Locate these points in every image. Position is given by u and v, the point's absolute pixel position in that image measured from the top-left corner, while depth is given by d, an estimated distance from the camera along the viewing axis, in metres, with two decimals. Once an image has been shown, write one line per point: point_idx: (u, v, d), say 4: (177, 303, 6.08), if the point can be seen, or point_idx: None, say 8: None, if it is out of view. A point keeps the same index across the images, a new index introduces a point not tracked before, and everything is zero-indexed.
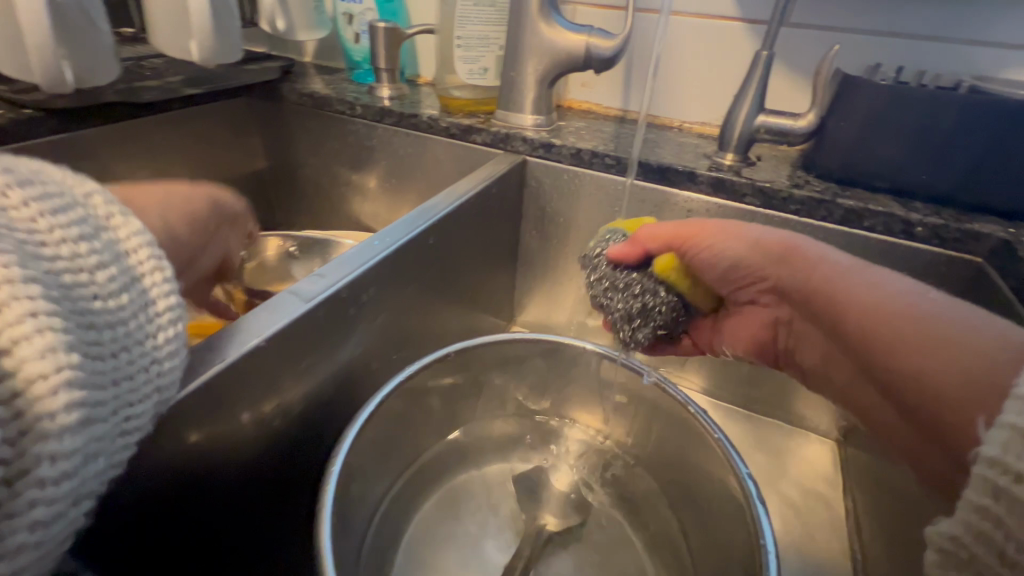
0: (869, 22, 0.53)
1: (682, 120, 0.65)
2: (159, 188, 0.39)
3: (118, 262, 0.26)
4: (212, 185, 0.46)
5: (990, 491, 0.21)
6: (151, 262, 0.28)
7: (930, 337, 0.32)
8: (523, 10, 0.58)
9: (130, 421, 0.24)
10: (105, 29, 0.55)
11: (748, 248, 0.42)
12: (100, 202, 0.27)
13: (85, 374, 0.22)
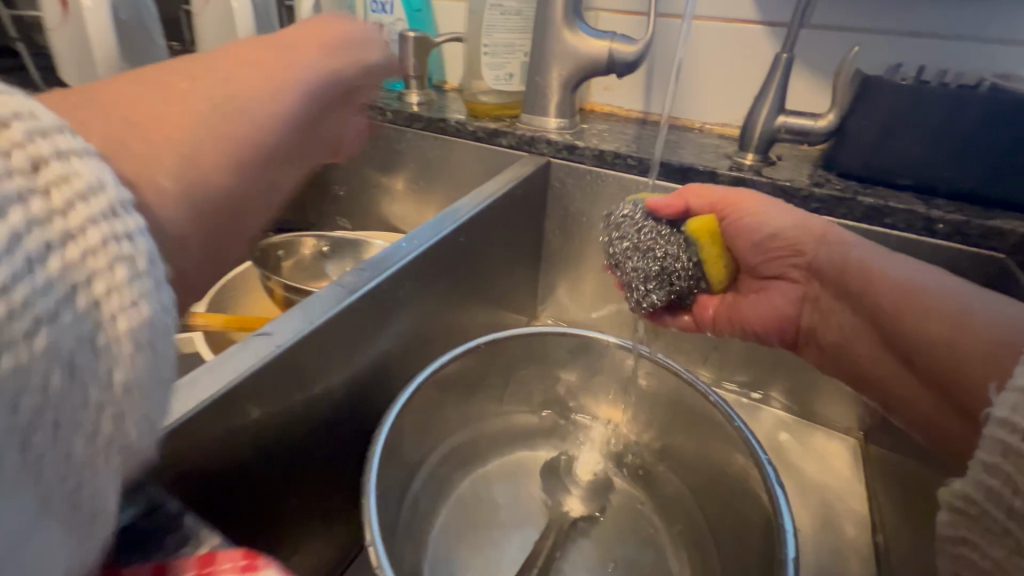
0: (891, 23, 0.54)
1: (703, 121, 0.66)
2: (222, 86, 0.27)
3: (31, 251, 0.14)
4: (312, 61, 0.33)
5: (998, 449, 0.24)
6: (107, 237, 0.16)
7: (958, 308, 0.35)
8: (549, 18, 0.61)
9: (85, 500, 0.16)
10: (160, 42, 0.59)
11: (793, 223, 0.45)
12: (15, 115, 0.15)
13: None
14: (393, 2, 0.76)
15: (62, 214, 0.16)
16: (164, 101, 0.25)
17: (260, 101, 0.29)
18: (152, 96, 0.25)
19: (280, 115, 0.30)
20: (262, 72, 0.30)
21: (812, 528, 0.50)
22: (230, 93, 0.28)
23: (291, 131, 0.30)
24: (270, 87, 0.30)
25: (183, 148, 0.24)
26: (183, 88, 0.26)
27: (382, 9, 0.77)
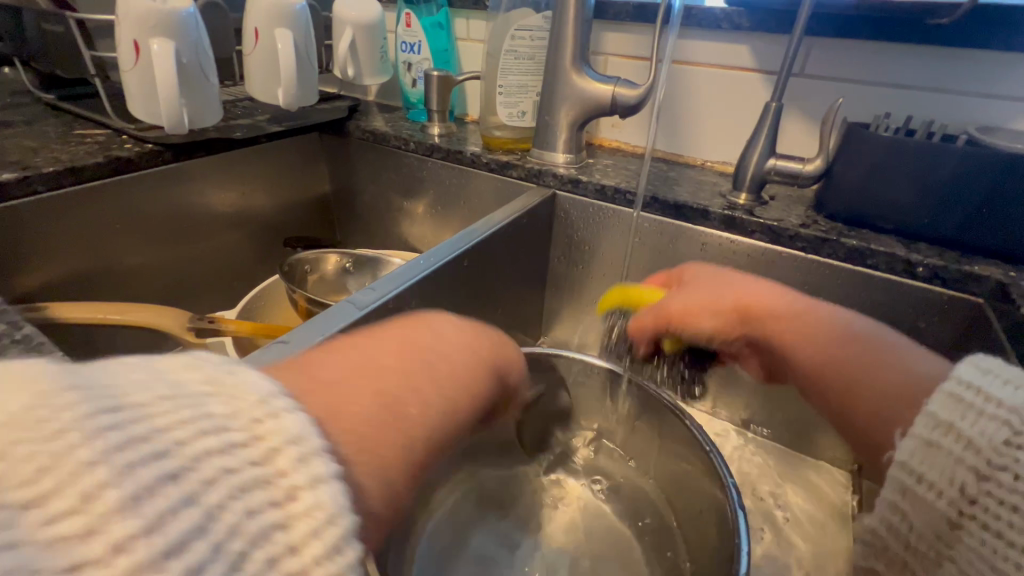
0: (882, 76, 0.57)
1: (704, 159, 0.71)
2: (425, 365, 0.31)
3: (204, 443, 0.19)
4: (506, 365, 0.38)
5: (899, 489, 0.31)
6: (256, 427, 0.20)
7: (871, 375, 0.40)
8: (558, 63, 0.66)
9: None
10: (214, 81, 0.68)
11: (718, 317, 0.48)
12: (189, 379, 0.21)
13: None
14: (420, 43, 0.83)
15: (263, 444, 0.20)
16: (392, 391, 0.28)
17: (462, 368, 0.33)
18: (383, 381, 0.29)
19: (477, 388, 0.34)
20: (473, 339, 0.36)
21: (791, 556, 0.52)
22: (446, 367, 0.32)
23: (443, 402, 0.30)
24: (452, 353, 0.33)
25: (395, 449, 0.26)
26: (410, 372, 0.30)
27: (411, 50, 0.84)
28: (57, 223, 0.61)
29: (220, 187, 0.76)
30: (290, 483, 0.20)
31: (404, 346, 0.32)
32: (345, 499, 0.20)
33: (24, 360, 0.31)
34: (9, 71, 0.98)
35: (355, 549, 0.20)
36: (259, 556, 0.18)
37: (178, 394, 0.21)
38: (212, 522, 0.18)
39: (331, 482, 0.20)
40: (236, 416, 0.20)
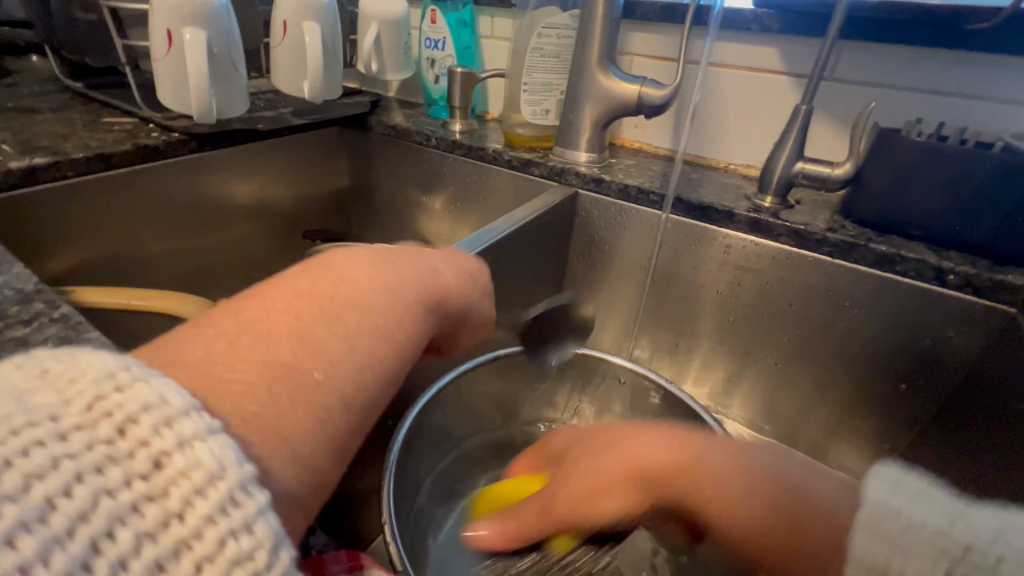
0: (914, 81, 0.57)
1: (727, 162, 0.70)
2: (337, 318, 0.29)
3: (70, 443, 0.18)
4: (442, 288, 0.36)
5: None
6: (125, 418, 0.19)
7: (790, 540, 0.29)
8: (584, 62, 0.66)
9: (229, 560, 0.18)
10: (243, 72, 0.68)
11: (610, 486, 0.33)
12: (64, 379, 0.19)
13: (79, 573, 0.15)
14: (445, 40, 0.84)
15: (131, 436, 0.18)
16: (293, 359, 0.26)
17: (380, 321, 0.31)
18: (273, 350, 0.26)
19: (402, 327, 0.32)
20: (391, 281, 0.33)
21: None
22: (355, 319, 0.30)
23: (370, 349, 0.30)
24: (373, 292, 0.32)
25: (309, 423, 0.25)
26: (314, 338, 0.28)
27: (435, 46, 0.85)
28: (80, 207, 0.61)
29: (244, 179, 0.77)
30: (155, 448, 0.18)
31: (309, 299, 0.30)
32: (229, 455, 0.19)
33: (60, 337, 0.31)
34: (39, 59, 1.00)
35: (260, 496, 0.19)
36: (127, 533, 0.17)
37: (53, 397, 0.19)
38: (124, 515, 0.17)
39: (206, 439, 0.19)
40: (68, 408, 0.18)
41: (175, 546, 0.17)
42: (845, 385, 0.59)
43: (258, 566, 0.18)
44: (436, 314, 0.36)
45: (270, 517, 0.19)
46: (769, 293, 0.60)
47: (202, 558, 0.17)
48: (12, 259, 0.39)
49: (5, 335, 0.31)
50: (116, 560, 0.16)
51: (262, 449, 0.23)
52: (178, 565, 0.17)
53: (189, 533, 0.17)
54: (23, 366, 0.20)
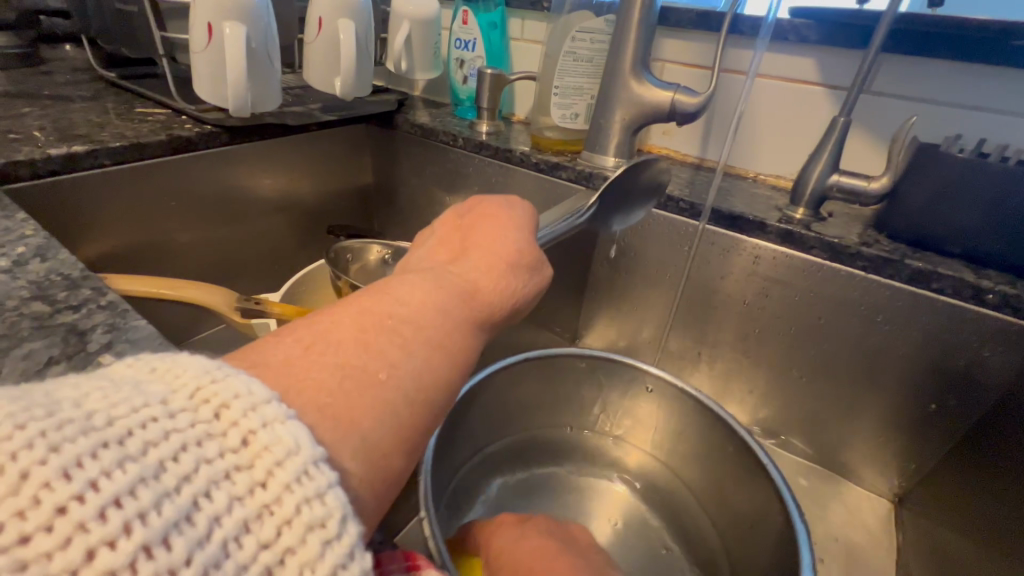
0: (955, 96, 0.56)
1: (757, 172, 0.70)
2: (400, 325, 0.29)
3: (179, 420, 0.19)
4: (484, 280, 0.36)
5: None
6: (223, 402, 0.21)
7: None
8: (618, 67, 0.65)
9: (308, 530, 0.19)
10: (278, 67, 0.69)
11: None
12: (184, 369, 0.21)
13: (182, 536, 0.17)
14: (476, 41, 0.84)
15: (228, 420, 0.20)
16: (362, 361, 0.26)
17: (439, 326, 0.31)
18: (343, 354, 0.26)
19: (459, 333, 0.32)
20: (444, 292, 0.33)
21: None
22: (417, 324, 0.30)
23: (437, 351, 0.29)
24: (423, 297, 0.31)
25: (378, 419, 0.25)
26: (379, 340, 0.27)
27: (465, 47, 0.85)
28: (120, 195, 0.63)
29: (274, 174, 0.78)
30: (245, 428, 0.20)
31: (367, 311, 0.29)
32: (306, 436, 0.21)
33: (109, 325, 0.31)
34: (72, 49, 1.01)
35: (330, 471, 0.21)
36: (221, 496, 0.18)
37: (166, 381, 0.21)
38: (219, 484, 0.18)
39: (287, 421, 0.21)
40: (175, 390, 0.20)
41: (260, 510, 0.19)
42: (872, 399, 0.58)
43: (328, 534, 0.19)
44: (489, 317, 0.35)
45: (338, 490, 0.20)
46: (798, 305, 0.59)
47: (282, 522, 0.19)
48: (59, 246, 0.39)
49: (56, 321, 0.31)
50: (213, 517, 0.18)
51: (334, 444, 0.24)
52: (262, 527, 0.18)
53: (271, 499, 0.19)
54: (141, 364, 0.22)
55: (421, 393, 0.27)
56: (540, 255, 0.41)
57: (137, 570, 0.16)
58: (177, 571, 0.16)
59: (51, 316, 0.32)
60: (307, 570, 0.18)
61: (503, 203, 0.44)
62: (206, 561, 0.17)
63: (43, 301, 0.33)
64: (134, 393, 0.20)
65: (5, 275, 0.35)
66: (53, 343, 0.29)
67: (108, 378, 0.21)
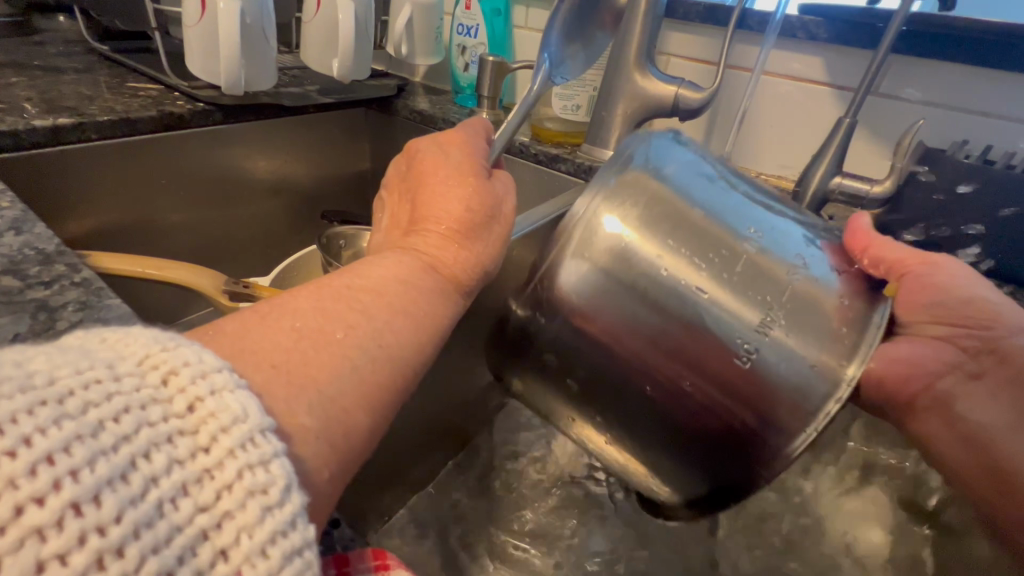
0: (966, 100, 0.55)
1: (759, 171, 0.69)
2: (360, 292, 0.29)
3: (124, 383, 0.19)
4: (447, 246, 0.37)
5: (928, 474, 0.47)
6: (170, 369, 0.20)
7: None
8: (621, 58, 0.64)
9: (250, 496, 0.19)
10: (273, 45, 0.67)
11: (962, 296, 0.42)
12: (140, 340, 0.21)
13: (114, 495, 0.16)
14: (478, 27, 0.82)
15: (175, 387, 0.19)
16: (317, 322, 0.27)
17: (401, 295, 0.31)
18: (302, 321, 0.26)
19: (423, 297, 0.32)
20: (399, 260, 0.34)
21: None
22: (371, 289, 0.30)
23: (399, 317, 0.29)
24: (384, 267, 0.32)
25: (337, 373, 0.25)
26: (335, 304, 0.28)
27: (467, 33, 0.83)
28: (107, 166, 0.61)
29: (269, 155, 0.76)
30: (192, 394, 0.19)
31: (325, 283, 0.29)
32: (254, 404, 0.20)
33: (80, 303, 0.30)
34: (67, 20, 0.99)
35: (278, 442, 0.20)
36: (161, 457, 0.18)
37: (115, 349, 0.20)
38: (158, 448, 0.18)
39: (236, 390, 0.20)
40: (123, 356, 0.20)
41: (200, 473, 0.18)
42: None
43: (270, 501, 0.19)
44: (456, 282, 0.35)
45: (285, 459, 0.20)
46: None
47: (222, 487, 0.18)
48: (36, 220, 0.38)
49: (26, 297, 0.30)
50: (150, 477, 0.17)
51: (296, 430, 0.23)
52: (201, 491, 0.18)
53: (213, 464, 0.18)
54: (89, 336, 0.21)
55: (382, 358, 0.27)
56: (491, 204, 0.39)
57: (64, 527, 0.15)
58: (106, 529, 0.16)
59: (20, 291, 0.31)
60: (244, 535, 0.18)
61: (439, 153, 0.41)
62: (138, 520, 0.16)
63: (14, 276, 0.32)
64: (78, 357, 0.19)
65: None
66: (20, 319, 0.28)
67: (55, 346, 0.20)
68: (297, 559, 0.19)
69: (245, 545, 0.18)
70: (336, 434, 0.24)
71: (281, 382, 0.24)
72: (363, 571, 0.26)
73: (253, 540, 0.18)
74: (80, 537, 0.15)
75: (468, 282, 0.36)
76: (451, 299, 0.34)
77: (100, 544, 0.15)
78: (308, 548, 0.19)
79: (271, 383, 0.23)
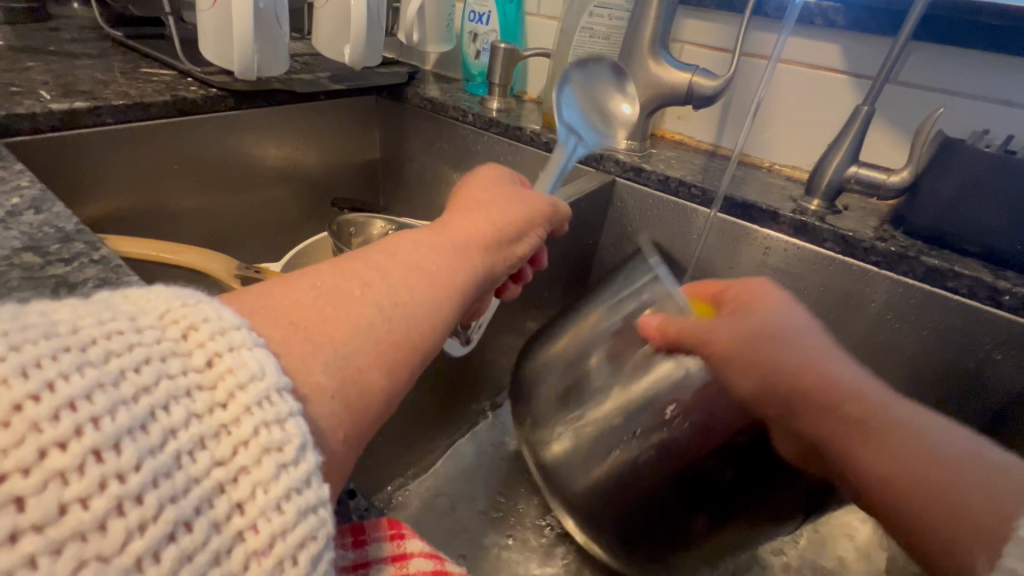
0: (987, 89, 0.54)
1: (773, 162, 0.68)
2: (383, 259, 0.31)
3: (145, 336, 0.19)
4: (471, 226, 0.38)
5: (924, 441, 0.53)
6: (189, 325, 0.20)
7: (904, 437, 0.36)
8: (635, 44, 0.63)
9: (265, 451, 0.19)
10: (285, 30, 0.67)
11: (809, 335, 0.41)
12: (161, 297, 0.21)
13: (132, 443, 0.17)
14: (490, 13, 0.82)
15: (194, 341, 0.20)
16: (335, 281, 0.28)
17: (423, 261, 0.32)
18: (322, 281, 0.28)
19: (440, 266, 0.33)
20: (426, 236, 0.34)
21: None
22: (396, 263, 0.31)
23: (418, 281, 0.31)
24: (406, 239, 0.33)
25: (353, 331, 0.26)
26: (355, 267, 0.29)
27: (479, 20, 0.83)
28: (121, 148, 0.62)
29: (279, 141, 0.76)
30: (211, 349, 0.20)
31: (351, 253, 0.31)
32: (271, 363, 0.21)
33: (100, 280, 0.31)
34: (82, 7, 0.99)
35: (293, 402, 0.20)
36: (179, 411, 0.18)
37: (138, 304, 0.21)
38: (178, 401, 0.18)
39: (253, 348, 0.21)
40: (144, 311, 0.20)
41: (217, 428, 0.18)
42: None
43: (286, 458, 0.19)
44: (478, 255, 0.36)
45: (300, 419, 0.20)
46: (809, 301, 0.58)
47: (239, 442, 0.19)
48: (55, 199, 0.38)
49: (46, 273, 0.31)
50: (168, 429, 0.18)
51: (311, 396, 0.23)
52: (218, 445, 0.18)
53: (230, 420, 0.19)
54: (114, 293, 0.22)
55: (398, 317, 0.28)
56: (510, 204, 0.42)
57: (84, 472, 0.16)
58: (125, 476, 0.16)
59: (40, 267, 0.31)
60: (259, 490, 0.18)
61: (472, 174, 0.45)
62: (156, 469, 0.17)
63: (34, 252, 0.32)
64: (99, 312, 0.19)
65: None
66: (42, 294, 0.29)
67: (81, 302, 0.20)
68: (311, 516, 0.19)
69: (259, 499, 0.18)
70: (353, 396, 0.25)
71: (298, 340, 0.24)
72: (378, 539, 0.26)
73: (268, 496, 0.18)
74: (100, 482, 0.16)
75: (488, 262, 0.37)
76: (468, 274, 0.34)
77: (119, 490, 0.16)
78: (322, 506, 0.19)
79: (289, 339, 0.24)
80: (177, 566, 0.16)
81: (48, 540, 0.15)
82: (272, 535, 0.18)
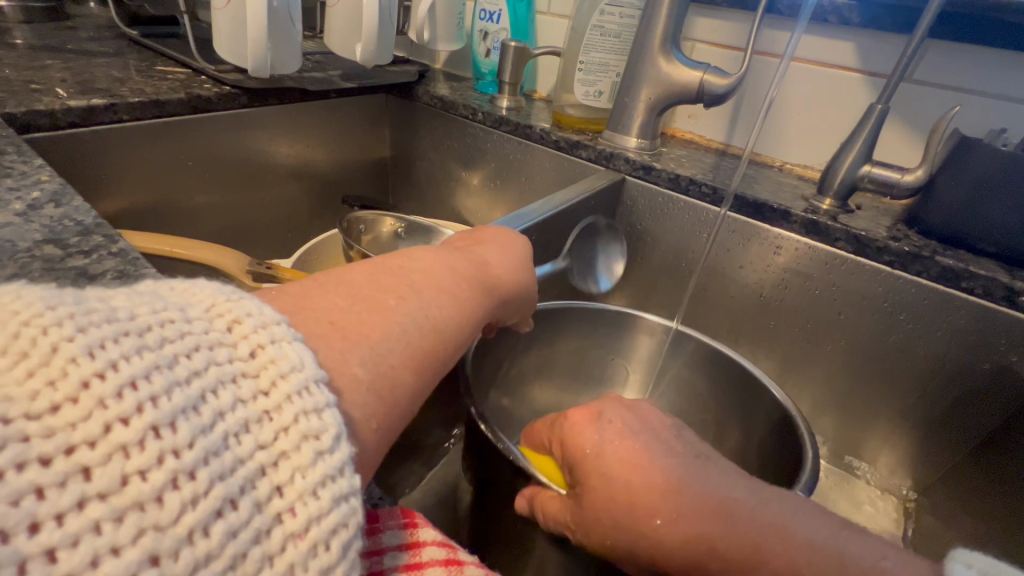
0: (1004, 87, 0.53)
1: (784, 161, 0.68)
2: (412, 274, 0.31)
3: (196, 326, 0.20)
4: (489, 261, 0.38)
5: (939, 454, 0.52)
6: (233, 318, 0.21)
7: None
8: (646, 42, 0.63)
9: (305, 438, 0.19)
10: (298, 28, 0.68)
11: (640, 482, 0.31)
12: (207, 292, 0.22)
13: (188, 424, 0.17)
14: (501, 12, 0.82)
15: (240, 334, 0.21)
16: (368, 290, 0.28)
17: (448, 277, 0.33)
18: (354, 287, 0.28)
19: (463, 285, 0.33)
20: (450, 257, 0.35)
21: None
22: (426, 278, 0.32)
23: (444, 296, 0.31)
24: (429, 257, 0.34)
25: (387, 333, 0.27)
26: (385, 277, 0.30)
27: (490, 18, 0.84)
28: (141, 145, 0.63)
29: (291, 140, 0.77)
30: (254, 341, 0.21)
31: (378, 261, 0.32)
32: (310, 356, 0.21)
33: (119, 272, 0.31)
34: (99, 7, 1.01)
35: (329, 394, 0.21)
36: (227, 395, 0.19)
37: (186, 297, 0.22)
38: (225, 387, 0.19)
39: (293, 341, 0.21)
40: (192, 302, 0.21)
41: (261, 414, 0.19)
42: (887, 401, 0.56)
43: (322, 446, 0.19)
44: (496, 281, 0.37)
45: (336, 410, 0.21)
46: (820, 301, 0.57)
47: (280, 428, 0.19)
48: (75, 193, 0.39)
49: (68, 265, 0.31)
50: (217, 411, 0.18)
51: (343, 386, 0.24)
52: (261, 430, 0.19)
53: (273, 406, 0.19)
54: (160, 284, 0.23)
55: (428, 326, 0.29)
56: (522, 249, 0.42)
57: (144, 446, 0.16)
58: (180, 452, 0.17)
59: (61, 260, 0.32)
60: (298, 474, 0.19)
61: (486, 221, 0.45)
62: (207, 447, 0.17)
63: (55, 245, 0.33)
64: (153, 301, 0.20)
65: (20, 217, 0.35)
66: (64, 285, 0.29)
67: (128, 291, 0.21)
68: (343, 504, 0.19)
69: (298, 483, 0.19)
70: (383, 387, 0.25)
71: (335, 337, 0.25)
72: (393, 527, 0.27)
73: (306, 481, 0.19)
74: (159, 456, 0.16)
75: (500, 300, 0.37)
76: (484, 304, 0.35)
77: (174, 465, 0.16)
78: (353, 495, 0.20)
79: (328, 337, 0.25)
80: (225, 540, 0.17)
81: (110, 508, 0.15)
82: (309, 519, 0.18)
